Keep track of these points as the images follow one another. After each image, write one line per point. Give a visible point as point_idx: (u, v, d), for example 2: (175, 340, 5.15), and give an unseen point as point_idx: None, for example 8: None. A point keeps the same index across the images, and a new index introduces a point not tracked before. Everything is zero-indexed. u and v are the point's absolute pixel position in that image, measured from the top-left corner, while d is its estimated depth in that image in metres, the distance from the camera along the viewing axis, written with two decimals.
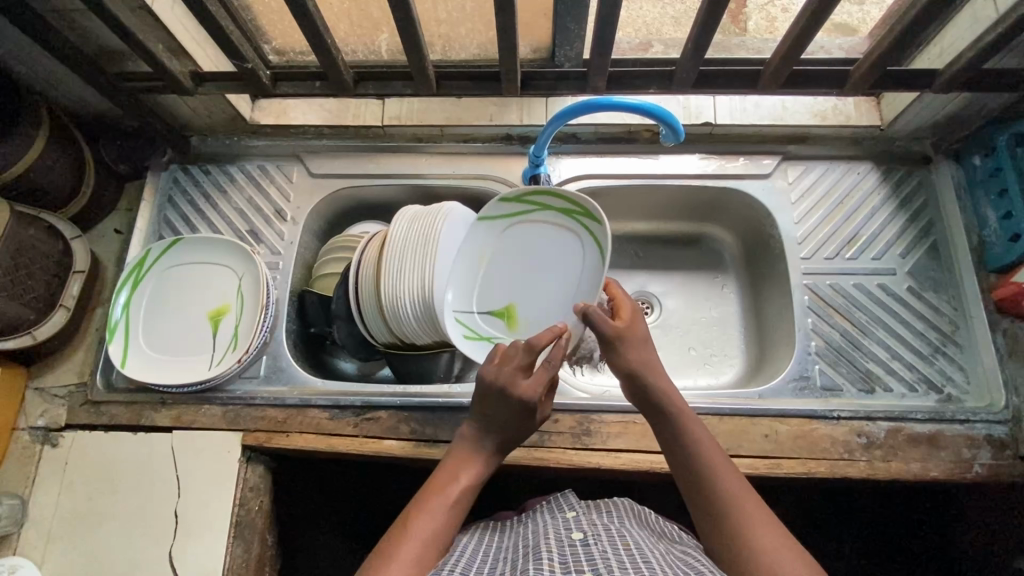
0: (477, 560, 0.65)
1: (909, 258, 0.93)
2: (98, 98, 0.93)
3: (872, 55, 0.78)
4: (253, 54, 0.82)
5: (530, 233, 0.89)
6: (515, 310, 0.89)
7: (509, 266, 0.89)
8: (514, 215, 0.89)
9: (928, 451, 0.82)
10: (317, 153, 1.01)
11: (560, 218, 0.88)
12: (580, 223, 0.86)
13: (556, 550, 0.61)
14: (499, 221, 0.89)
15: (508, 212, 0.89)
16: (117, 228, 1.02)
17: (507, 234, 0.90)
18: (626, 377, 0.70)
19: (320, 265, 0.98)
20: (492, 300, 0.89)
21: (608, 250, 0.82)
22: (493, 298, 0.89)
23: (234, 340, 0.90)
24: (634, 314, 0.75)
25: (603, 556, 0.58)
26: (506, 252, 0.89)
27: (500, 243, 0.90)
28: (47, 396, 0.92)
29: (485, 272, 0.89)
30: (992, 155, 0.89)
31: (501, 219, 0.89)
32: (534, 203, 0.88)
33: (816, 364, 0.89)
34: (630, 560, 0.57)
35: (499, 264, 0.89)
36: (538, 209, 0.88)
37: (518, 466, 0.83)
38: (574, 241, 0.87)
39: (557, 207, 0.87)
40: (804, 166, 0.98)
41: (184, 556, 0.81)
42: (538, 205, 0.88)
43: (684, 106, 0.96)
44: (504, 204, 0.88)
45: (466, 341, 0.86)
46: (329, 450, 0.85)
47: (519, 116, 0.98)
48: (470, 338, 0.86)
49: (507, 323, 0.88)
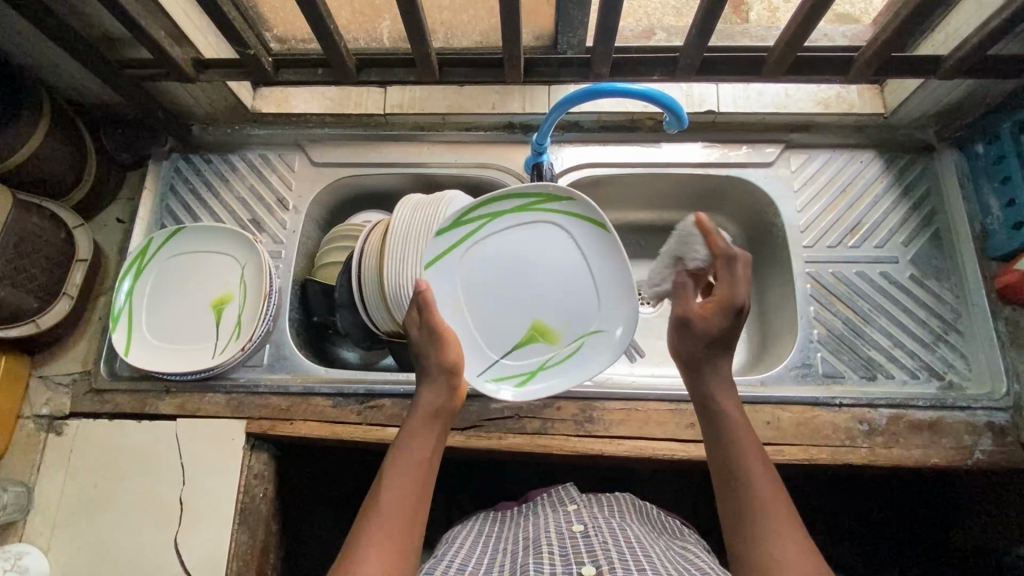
0: (478, 553, 0.65)
1: (911, 246, 0.93)
2: (99, 85, 0.93)
3: (876, 42, 0.77)
4: (255, 41, 0.81)
5: (490, 244, 0.81)
6: (542, 324, 0.81)
7: (501, 287, 0.81)
8: (464, 239, 0.82)
9: (929, 438, 0.83)
10: (318, 142, 1.01)
11: (520, 214, 0.81)
12: (545, 210, 0.81)
13: (557, 543, 0.61)
14: (452, 252, 0.82)
15: (460, 237, 0.82)
16: (120, 217, 1.02)
17: (469, 257, 0.82)
18: (689, 366, 0.70)
19: (323, 255, 0.98)
20: (512, 330, 0.82)
21: (598, 216, 0.78)
22: (511, 330, 0.82)
23: (237, 329, 0.90)
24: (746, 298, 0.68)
25: (603, 549, 0.59)
26: (483, 277, 0.81)
27: (465, 272, 0.82)
28: (51, 384, 0.92)
29: (474, 309, 0.81)
30: (995, 142, 0.88)
31: (453, 251, 0.82)
32: (478, 218, 0.81)
33: (818, 351, 0.89)
34: (630, 554, 0.58)
35: (484, 292, 0.82)
36: (492, 217, 0.81)
37: (521, 453, 0.84)
38: (549, 226, 0.81)
39: (508, 208, 0.81)
40: (807, 155, 0.98)
41: (190, 543, 0.82)
42: (482, 217, 0.81)
43: (686, 93, 0.96)
44: (441, 238, 0.81)
45: (518, 389, 0.82)
46: (332, 438, 0.86)
47: (521, 104, 0.98)
48: (520, 383, 0.82)
49: (543, 342, 0.82)
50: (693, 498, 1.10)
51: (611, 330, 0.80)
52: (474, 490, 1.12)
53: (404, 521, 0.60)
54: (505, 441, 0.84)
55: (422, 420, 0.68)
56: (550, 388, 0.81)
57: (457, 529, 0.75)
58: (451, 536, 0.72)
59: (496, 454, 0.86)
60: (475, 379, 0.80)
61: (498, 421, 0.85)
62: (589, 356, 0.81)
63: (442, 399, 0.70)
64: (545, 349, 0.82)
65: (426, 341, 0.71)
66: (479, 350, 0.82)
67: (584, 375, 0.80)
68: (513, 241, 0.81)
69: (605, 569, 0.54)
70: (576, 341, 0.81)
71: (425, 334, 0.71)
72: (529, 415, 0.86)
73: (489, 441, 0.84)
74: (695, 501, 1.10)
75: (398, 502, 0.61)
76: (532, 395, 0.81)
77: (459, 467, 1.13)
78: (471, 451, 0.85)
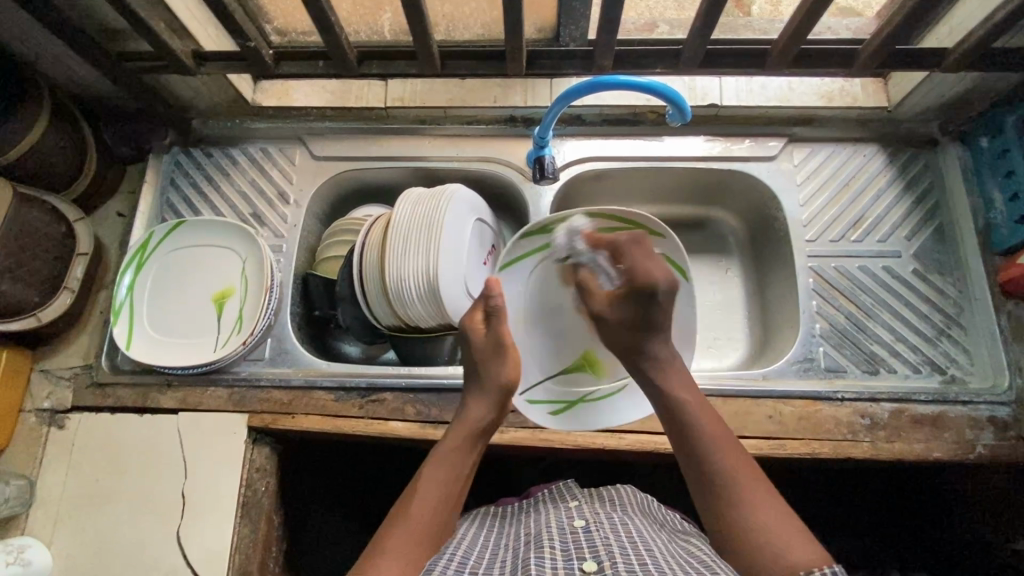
0: (479, 547, 0.65)
1: (914, 240, 0.93)
2: (98, 78, 0.93)
3: (880, 34, 0.77)
4: (256, 33, 0.81)
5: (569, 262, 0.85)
6: (593, 355, 0.86)
7: (566, 309, 0.85)
8: (545, 248, 0.84)
9: (931, 432, 0.83)
10: (319, 135, 1.01)
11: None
12: None
13: (558, 538, 0.61)
14: (529, 259, 0.84)
15: (541, 245, 0.83)
16: (120, 211, 1.02)
17: (543, 269, 0.85)
18: (625, 351, 0.71)
19: (324, 249, 0.97)
20: (565, 354, 0.86)
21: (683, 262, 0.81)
22: (564, 354, 0.86)
23: (239, 323, 0.90)
24: (640, 278, 0.66)
25: (603, 544, 0.59)
26: (550, 294, 0.85)
27: (537, 283, 0.85)
28: (53, 378, 0.92)
29: (538, 324, 0.85)
30: (999, 136, 0.88)
31: (530, 257, 0.84)
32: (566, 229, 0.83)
33: (820, 346, 0.89)
34: (632, 548, 0.58)
35: (545, 310, 0.85)
36: None
37: (522, 447, 0.84)
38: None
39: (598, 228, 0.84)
40: (811, 148, 0.97)
41: (193, 536, 0.82)
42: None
43: (689, 87, 0.95)
44: (527, 240, 0.83)
45: (553, 417, 0.84)
46: (334, 432, 0.86)
47: (523, 97, 0.97)
48: (557, 411, 0.85)
49: (590, 374, 0.86)
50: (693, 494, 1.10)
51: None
52: (476, 484, 1.12)
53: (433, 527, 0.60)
54: (506, 435, 0.84)
55: (466, 434, 0.69)
56: (584, 423, 0.84)
57: (458, 525, 0.75)
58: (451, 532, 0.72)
59: (498, 448, 0.86)
60: (519, 400, 0.83)
61: None
62: (631, 397, 0.83)
63: (490, 417, 0.70)
64: (589, 382, 0.86)
65: (488, 351, 0.72)
66: (530, 370, 0.84)
67: (624, 415, 0.83)
68: None
69: (606, 564, 0.54)
70: (622, 380, 0.84)
71: (489, 342, 0.72)
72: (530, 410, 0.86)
73: (491, 435, 0.84)
74: None
75: (431, 511, 0.61)
76: (568, 424, 0.84)
77: None
78: None
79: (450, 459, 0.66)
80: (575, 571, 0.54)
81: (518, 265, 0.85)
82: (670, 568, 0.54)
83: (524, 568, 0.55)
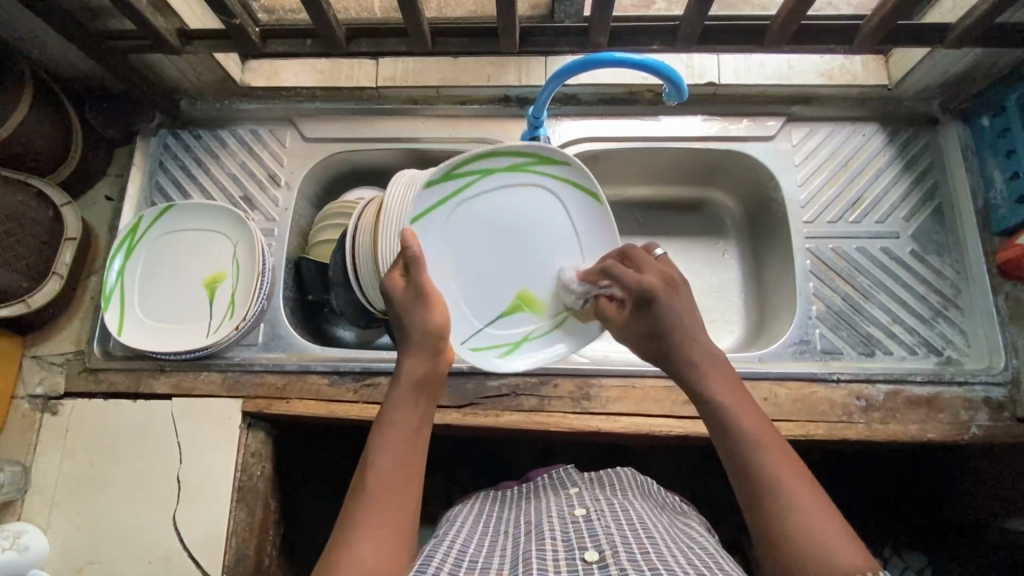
0: (480, 533, 0.65)
1: (913, 221, 0.92)
2: (80, 57, 0.90)
3: (883, 7, 0.75)
4: (241, 10, 0.78)
5: (478, 204, 0.76)
6: (528, 293, 0.79)
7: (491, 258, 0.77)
8: (452, 196, 0.75)
9: (926, 413, 0.83)
10: (309, 116, 0.99)
11: (517, 173, 0.77)
12: (538, 172, 0.77)
13: (559, 528, 0.61)
14: (442, 206, 0.75)
15: (446, 193, 0.75)
16: (109, 195, 1.00)
17: (458, 215, 0.76)
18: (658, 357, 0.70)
19: (317, 232, 0.96)
20: (496, 299, 0.78)
21: (590, 183, 0.77)
22: (495, 297, 0.78)
23: (231, 307, 0.89)
24: (635, 285, 0.69)
25: (605, 533, 0.58)
26: (470, 236, 0.77)
27: (454, 233, 0.76)
28: (45, 364, 0.91)
29: (460, 276, 0.76)
30: (1001, 115, 0.87)
31: (444, 206, 0.75)
32: (468, 173, 0.75)
33: (816, 328, 0.89)
34: (634, 537, 0.57)
35: (473, 254, 0.77)
36: (482, 174, 0.76)
37: (517, 430, 0.84)
38: (541, 193, 0.78)
39: (501, 166, 0.76)
40: (809, 128, 0.96)
41: (189, 520, 0.82)
42: (474, 172, 0.75)
43: (687, 65, 0.93)
44: (431, 189, 0.74)
45: (502, 360, 0.79)
46: (328, 416, 0.85)
47: (517, 76, 0.95)
48: (503, 354, 0.79)
49: (530, 312, 0.79)
50: (690, 475, 1.11)
51: (596, 307, 0.78)
52: (472, 467, 1.12)
53: (396, 502, 0.57)
54: (502, 418, 0.84)
55: (407, 392, 0.64)
56: (535, 360, 0.79)
57: (458, 508, 0.75)
58: (451, 515, 0.72)
59: (494, 432, 0.86)
60: (461, 350, 0.76)
61: (495, 398, 0.85)
62: (572, 330, 0.79)
63: (425, 371, 0.66)
64: (529, 321, 0.80)
65: (411, 301, 0.67)
66: (462, 317, 0.77)
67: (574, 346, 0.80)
68: (500, 203, 0.77)
69: (608, 554, 0.54)
70: (559, 315, 0.79)
71: (411, 293, 0.67)
72: (525, 393, 0.85)
73: (485, 419, 0.84)
74: (691, 476, 1.11)
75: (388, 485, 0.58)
76: (517, 367, 0.79)
77: (456, 445, 1.13)
78: (467, 428, 0.85)
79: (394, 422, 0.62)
80: (577, 563, 0.53)
81: (431, 217, 0.75)
82: (672, 556, 0.53)
83: (526, 558, 0.55)
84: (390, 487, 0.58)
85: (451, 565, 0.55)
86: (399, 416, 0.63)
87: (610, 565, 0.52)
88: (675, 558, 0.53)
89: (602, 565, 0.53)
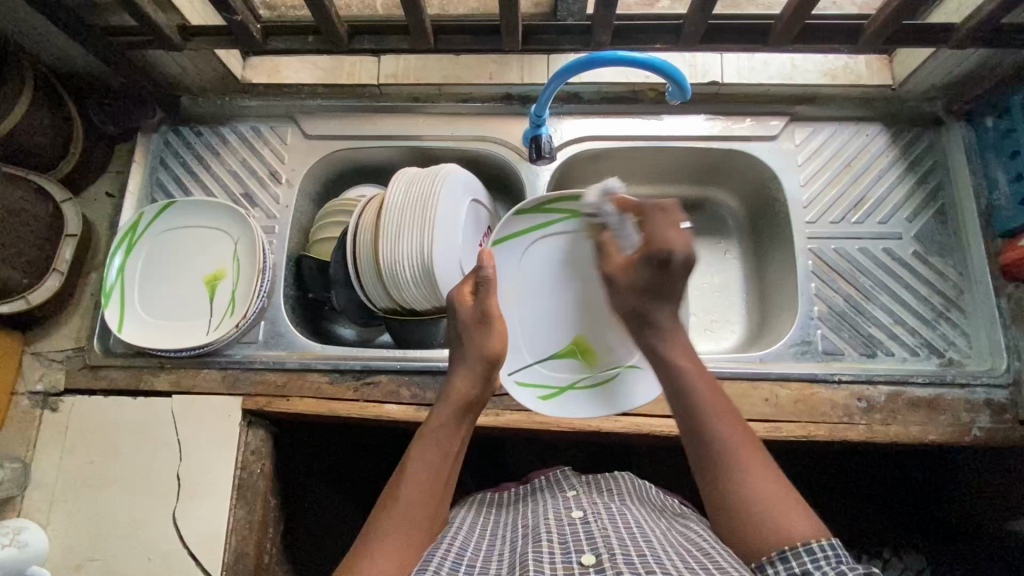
0: (477, 537, 0.65)
1: (915, 221, 0.92)
2: (81, 52, 0.90)
3: (887, 7, 0.74)
4: (242, 6, 0.77)
5: (553, 243, 0.88)
6: (585, 343, 0.87)
7: (557, 295, 0.88)
8: (538, 228, 0.88)
9: (927, 415, 0.83)
10: (310, 113, 0.98)
11: None
12: None
13: (556, 531, 0.61)
14: (526, 235, 0.88)
15: (535, 223, 0.88)
16: (109, 191, 1.00)
17: (538, 247, 0.88)
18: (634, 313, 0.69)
19: (318, 230, 0.96)
20: (554, 341, 0.87)
21: None
22: (553, 339, 0.87)
23: (231, 305, 0.89)
24: (660, 243, 0.64)
25: (601, 536, 0.58)
26: (541, 273, 0.88)
27: (530, 260, 0.88)
28: (44, 360, 0.91)
29: (526, 304, 0.87)
30: (1005, 115, 0.86)
31: (529, 234, 0.88)
32: (560, 211, 0.87)
33: (818, 329, 0.88)
34: (630, 539, 0.57)
35: (541, 289, 0.88)
36: (569, 216, 0.87)
37: (518, 429, 0.83)
38: None
39: None
40: (812, 127, 0.95)
41: (187, 518, 0.82)
42: (565, 212, 0.87)
43: (690, 64, 0.93)
44: (522, 217, 0.87)
45: (544, 400, 0.84)
46: (328, 414, 0.85)
47: (520, 74, 0.95)
48: (546, 396, 0.85)
49: (581, 361, 0.87)
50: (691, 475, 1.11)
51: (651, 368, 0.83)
52: (472, 466, 1.12)
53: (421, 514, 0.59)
54: (502, 417, 0.84)
55: (452, 410, 0.66)
56: (576, 408, 0.84)
57: (456, 512, 0.75)
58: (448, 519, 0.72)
59: (495, 431, 0.86)
60: (507, 379, 0.83)
61: (496, 397, 0.85)
62: (623, 387, 0.84)
63: (475, 391, 0.68)
64: (580, 369, 0.86)
65: (475, 321, 0.70)
66: (519, 351, 0.86)
67: (620, 403, 0.83)
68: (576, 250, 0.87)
69: (604, 557, 0.53)
70: (615, 369, 0.85)
71: (477, 312, 0.70)
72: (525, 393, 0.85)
73: (486, 418, 0.84)
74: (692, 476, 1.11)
75: (420, 494, 0.60)
76: (556, 410, 0.84)
77: None
78: None
79: (434, 436, 0.64)
80: (574, 565, 0.53)
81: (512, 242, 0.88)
82: (667, 558, 0.53)
83: (523, 561, 0.55)
84: (420, 499, 0.60)
85: (450, 569, 0.55)
86: (440, 430, 0.65)
87: (606, 568, 0.52)
88: (671, 560, 0.53)
89: (598, 569, 0.52)
